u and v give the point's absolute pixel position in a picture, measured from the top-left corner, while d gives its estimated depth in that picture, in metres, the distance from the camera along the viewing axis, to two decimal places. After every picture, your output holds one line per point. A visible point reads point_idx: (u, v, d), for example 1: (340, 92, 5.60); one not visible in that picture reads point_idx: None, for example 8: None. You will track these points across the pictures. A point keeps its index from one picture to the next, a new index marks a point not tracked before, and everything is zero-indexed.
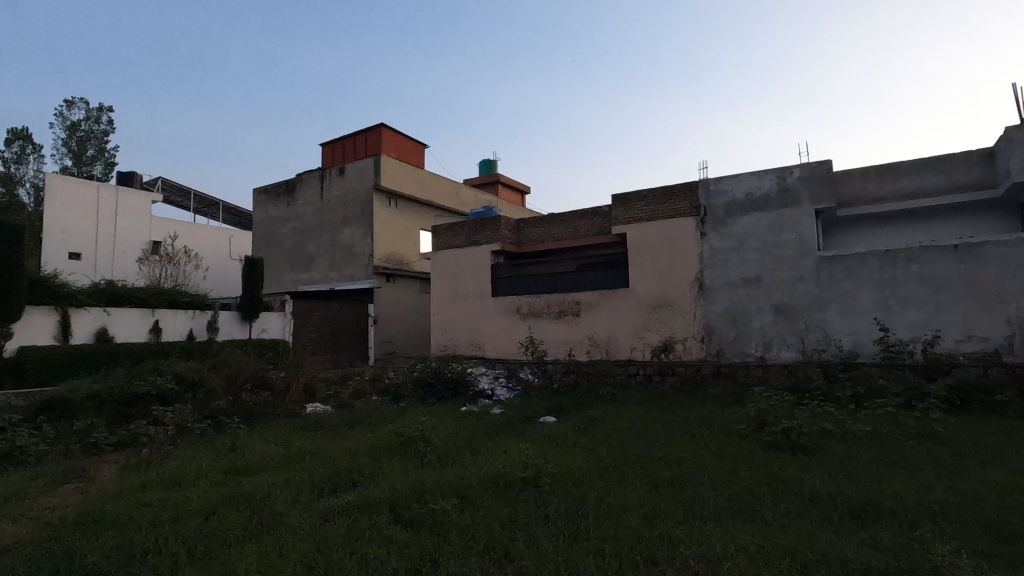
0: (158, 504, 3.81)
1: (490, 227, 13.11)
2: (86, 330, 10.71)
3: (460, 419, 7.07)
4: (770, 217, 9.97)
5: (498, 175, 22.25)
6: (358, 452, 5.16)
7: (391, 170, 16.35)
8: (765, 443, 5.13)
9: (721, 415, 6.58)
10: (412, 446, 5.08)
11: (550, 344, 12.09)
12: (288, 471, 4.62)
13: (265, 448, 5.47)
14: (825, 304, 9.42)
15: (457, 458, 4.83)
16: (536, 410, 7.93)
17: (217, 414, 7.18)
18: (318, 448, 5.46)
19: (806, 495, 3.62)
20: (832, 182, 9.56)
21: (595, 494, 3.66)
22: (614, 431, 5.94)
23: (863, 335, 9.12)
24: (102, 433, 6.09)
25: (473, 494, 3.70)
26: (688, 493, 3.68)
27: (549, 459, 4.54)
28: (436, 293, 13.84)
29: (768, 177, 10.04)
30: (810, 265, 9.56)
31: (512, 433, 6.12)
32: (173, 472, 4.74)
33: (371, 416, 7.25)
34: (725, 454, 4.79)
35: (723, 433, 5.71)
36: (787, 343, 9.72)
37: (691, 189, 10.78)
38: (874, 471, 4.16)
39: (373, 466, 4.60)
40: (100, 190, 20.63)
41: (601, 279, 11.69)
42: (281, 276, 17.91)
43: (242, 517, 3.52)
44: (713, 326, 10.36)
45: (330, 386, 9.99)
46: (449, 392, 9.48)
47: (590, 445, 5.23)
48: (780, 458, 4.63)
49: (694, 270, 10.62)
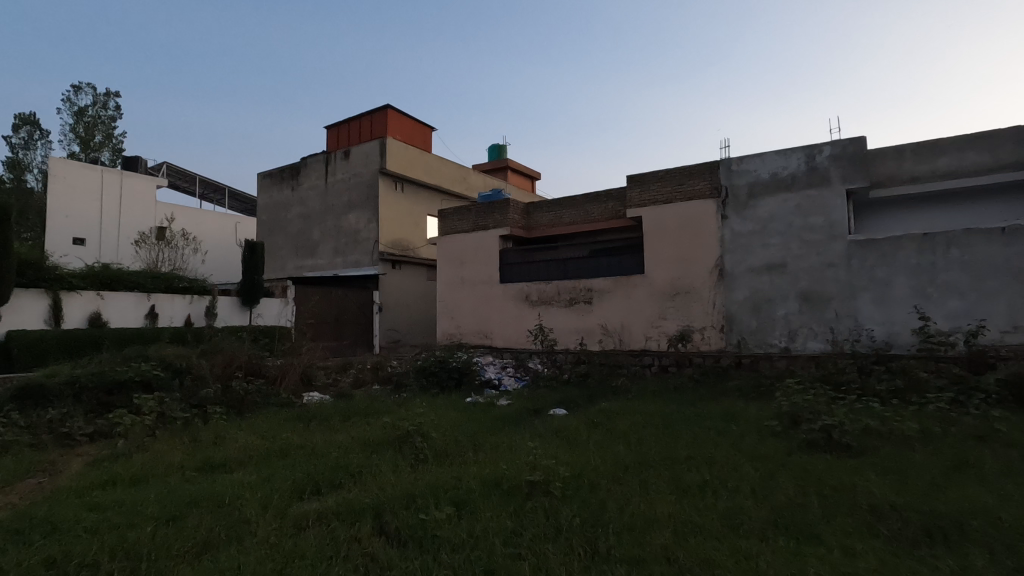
0: (111, 508, 3.34)
1: (498, 211, 12.54)
2: (79, 315, 10.33)
3: (462, 411, 6.58)
4: (797, 198, 9.32)
5: (508, 160, 21.61)
6: (347, 448, 4.66)
7: (397, 153, 15.80)
8: (803, 442, 4.57)
9: (747, 410, 6.02)
10: (408, 441, 4.59)
11: (560, 332, 11.53)
12: (268, 469, 4.14)
13: (248, 441, 5.01)
14: (856, 292, 8.78)
15: (457, 456, 4.32)
16: (545, 402, 7.42)
17: (205, 404, 6.74)
18: (307, 442, 4.99)
19: (865, 508, 3.08)
20: (866, 161, 8.86)
21: (614, 502, 3.14)
22: (632, 427, 5.41)
23: (899, 325, 8.46)
24: (78, 423, 5.66)
25: (474, 501, 3.19)
26: (724, 503, 3.16)
27: (559, 457, 4.03)
28: (442, 279, 13.34)
29: (795, 156, 9.37)
30: (840, 250, 8.91)
31: (520, 427, 5.59)
32: (143, 467, 4.29)
33: (369, 406, 6.77)
34: (757, 454, 4.27)
35: (753, 430, 5.15)
36: (814, 333, 9.07)
37: (712, 169, 10.12)
38: (939, 478, 3.60)
39: (361, 464, 4.11)
40: (105, 175, 20.29)
41: (614, 266, 11.11)
42: (285, 263, 17.49)
43: (203, 524, 3.04)
44: (733, 315, 9.75)
45: (329, 374, 9.55)
46: (453, 381, 8.95)
47: (606, 442, 4.71)
48: (822, 460, 4.09)
49: (714, 255, 9.98)
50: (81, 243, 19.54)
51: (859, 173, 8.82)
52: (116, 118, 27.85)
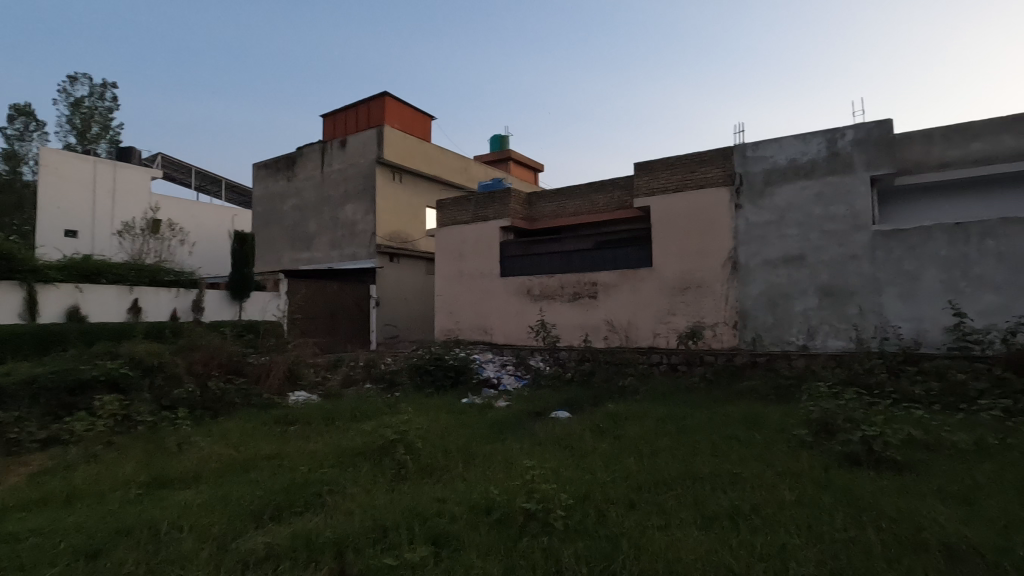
0: (27, 539, 2.80)
1: (499, 201, 11.95)
2: (56, 309, 9.81)
3: (457, 414, 6.04)
4: (817, 186, 8.70)
5: (511, 151, 20.98)
6: (321, 460, 4.13)
7: (395, 142, 15.20)
8: (839, 455, 4.01)
9: (770, 415, 5.45)
10: (389, 452, 4.06)
11: (563, 328, 10.97)
12: (226, 486, 3.61)
13: (213, 451, 4.47)
14: (881, 286, 8.17)
15: (445, 471, 3.78)
16: (547, 404, 6.87)
17: (177, 406, 6.20)
18: (279, 451, 4.46)
19: (937, 549, 2.52)
20: (892, 145, 8.23)
21: (628, 540, 2.59)
22: (643, 434, 4.87)
23: (928, 321, 7.84)
24: (29, 428, 5.11)
25: (456, 535, 2.65)
26: (762, 539, 2.60)
27: (560, 475, 3.49)
28: (441, 273, 12.75)
29: (815, 141, 8.74)
30: (864, 241, 8.29)
31: (519, 434, 5.04)
32: (84, 483, 3.73)
33: (355, 408, 6.23)
34: (788, 471, 3.73)
35: (780, 440, 4.58)
36: (836, 330, 8.47)
37: (725, 155, 9.50)
38: (1016, 505, 3.02)
39: (333, 481, 3.58)
40: (98, 166, 19.75)
41: (621, 258, 10.51)
42: (280, 255, 16.95)
43: (125, 565, 2.49)
44: (748, 311, 9.16)
45: (319, 372, 9.02)
46: (449, 381, 8.40)
47: (614, 454, 4.16)
48: (866, 479, 3.54)
49: (727, 247, 9.37)
50: (74, 235, 19.06)
51: (885, 159, 8.20)
52: (113, 109, 27.33)
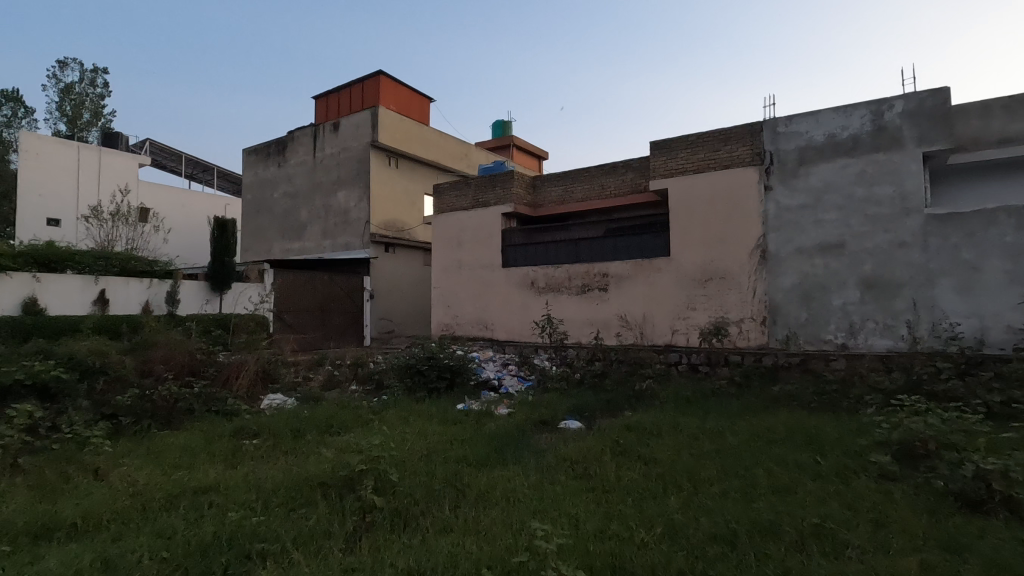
0: None
1: (501, 184, 10.93)
2: (10, 300, 8.89)
3: (448, 426, 5.07)
4: (859, 164, 7.65)
5: (512, 138, 19.89)
6: (267, 496, 3.18)
7: (390, 124, 14.15)
8: (945, 498, 3.05)
9: (828, 433, 4.46)
10: (354, 488, 3.12)
11: (571, 324, 9.99)
12: (126, 542, 2.64)
13: (130, 483, 3.48)
14: (934, 278, 7.15)
15: (425, 518, 2.85)
16: (555, 411, 5.89)
17: (119, 414, 5.25)
18: (217, 481, 3.50)
19: None
20: (949, 117, 7.15)
21: None
22: (676, 458, 3.91)
23: (991, 318, 6.82)
24: None
25: None
26: None
27: (582, 533, 2.53)
28: (439, 263, 11.75)
29: (858, 114, 7.68)
30: (915, 227, 7.26)
31: (522, 456, 4.06)
32: None
33: (330, 417, 5.28)
34: (885, 522, 2.77)
35: (854, 468, 3.60)
36: (882, 328, 7.43)
37: (753, 131, 8.46)
38: None
39: (272, 535, 2.62)
40: (82, 151, 18.74)
41: (634, 247, 9.50)
42: (269, 245, 15.99)
43: None
44: (779, 306, 8.14)
45: (299, 372, 8.07)
46: (444, 382, 7.43)
47: (647, 491, 3.22)
48: (1003, 540, 2.56)
49: (755, 234, 8.34)
50: (56, 224, 18.09)
51: (941, 133, 7.13)
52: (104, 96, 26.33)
